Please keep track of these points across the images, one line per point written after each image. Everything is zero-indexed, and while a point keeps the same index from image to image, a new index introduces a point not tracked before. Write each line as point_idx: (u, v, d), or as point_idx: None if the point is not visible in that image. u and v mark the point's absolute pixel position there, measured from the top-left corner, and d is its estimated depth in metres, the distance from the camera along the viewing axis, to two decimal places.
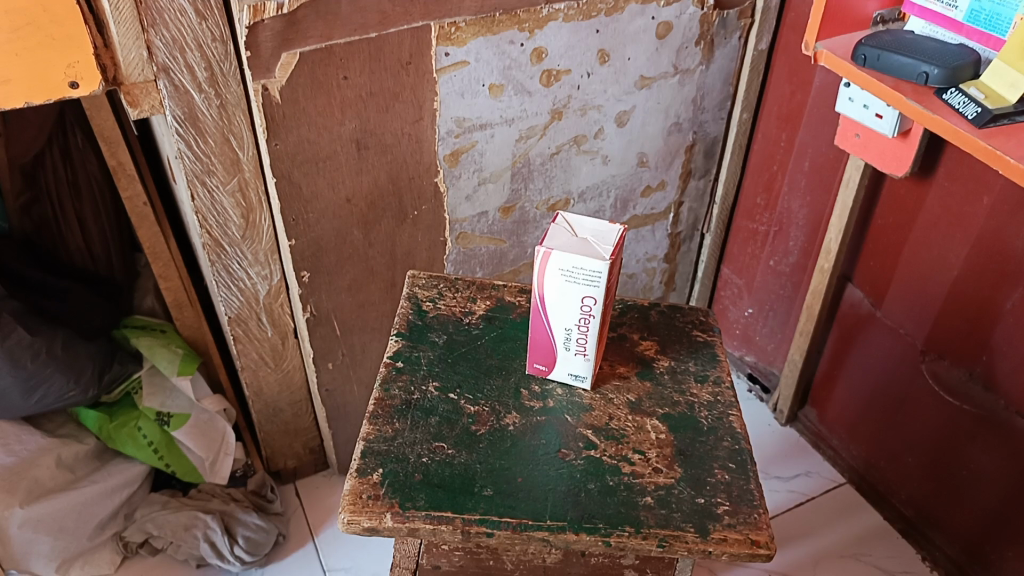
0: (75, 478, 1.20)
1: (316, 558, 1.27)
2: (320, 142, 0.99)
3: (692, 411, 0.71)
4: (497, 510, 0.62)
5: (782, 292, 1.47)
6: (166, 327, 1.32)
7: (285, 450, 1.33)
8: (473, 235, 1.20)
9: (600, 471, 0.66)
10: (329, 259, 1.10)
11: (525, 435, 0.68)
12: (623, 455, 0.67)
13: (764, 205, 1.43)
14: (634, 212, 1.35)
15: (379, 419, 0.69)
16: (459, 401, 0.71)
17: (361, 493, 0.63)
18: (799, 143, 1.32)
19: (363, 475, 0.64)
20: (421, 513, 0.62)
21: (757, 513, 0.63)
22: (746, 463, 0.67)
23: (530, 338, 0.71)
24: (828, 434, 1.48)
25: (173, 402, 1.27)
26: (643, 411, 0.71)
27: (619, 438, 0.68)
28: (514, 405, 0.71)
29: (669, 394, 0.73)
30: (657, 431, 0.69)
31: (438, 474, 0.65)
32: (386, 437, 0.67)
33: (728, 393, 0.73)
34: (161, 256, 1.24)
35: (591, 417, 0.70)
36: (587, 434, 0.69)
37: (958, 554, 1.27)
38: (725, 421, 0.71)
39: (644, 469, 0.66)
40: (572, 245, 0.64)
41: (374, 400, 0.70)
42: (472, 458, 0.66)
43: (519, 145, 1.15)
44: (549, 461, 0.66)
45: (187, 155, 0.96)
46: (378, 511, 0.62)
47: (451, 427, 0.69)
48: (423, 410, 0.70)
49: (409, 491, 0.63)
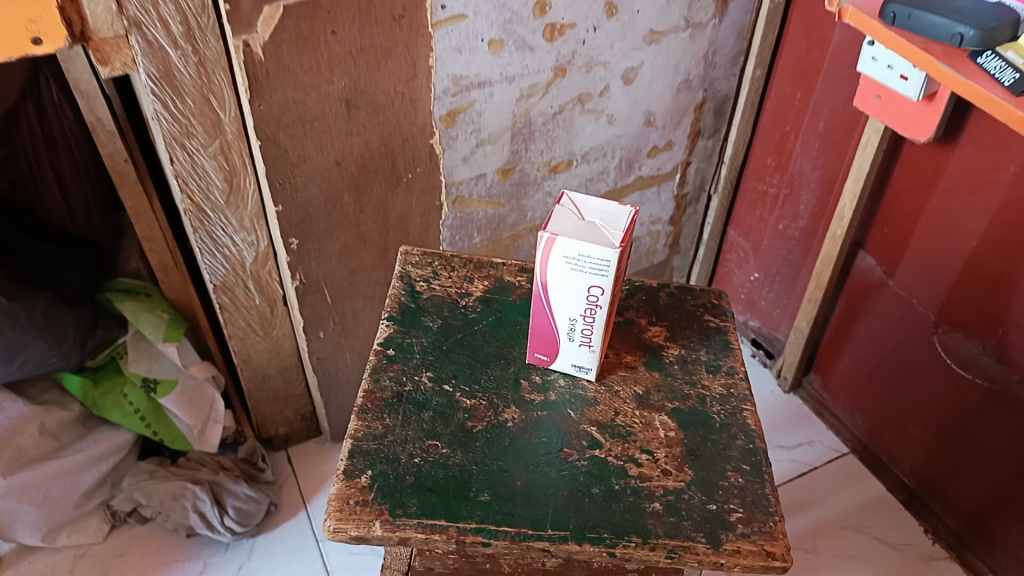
0: (60, 446, 1.16)
1: (308, 526, 1.24)
2: (307, 102, 0.92)
3: (704, 406, 0.67)
4: (494, 518, 0.58)
5: (790, 257, 1.42)
6: (151, 291, 1.25)
7: (276, 417, 1.30)
8: (470, 199, 1.15)
9: (604, 473, 0.62)
10: (318, 225, 1.04)
11: (525, 432, 0.64)
12: (629, 456, 0.63)
13: (774, 166, 1.37)
14: (639, 173, 1.30)
15: (369, 414, 0.64)
16: (454, 393, 0.67)
17: (348, 499, 0.59)
18: (814, 102, 1.25)
19: (350, 478, 0.60)
20: (413, 520, 0.58)
21: (771, 520, 0.60)
22: (761, 464, 0.63)
23: (531, 327, 0.67)
24: (832, 402, 1.44)
25: (159, 367, 1.22)
26: (651, 406, 0.67)
27: (625, 436, 0.64)
28: (513, 399, 0.66)
29: (678, 386, 0.68)
30: (666, 428, 0.65)
31: (431, 477, 0.60)
32: (375, 434, 0.63)
33: (742, 385, 0.69)
34: (144, 217, 1.17)
35: (596, 412, 0.66)
36: (590, 431, 0.65)
37: (960, 526, 1.24)
38: (739, 417, 0.67)
39: (652, 471, 0.62)
40: (578, 230, 0.59)
41: (363, 392, 0.66)
42: (468, 459, 0.62)
43: (519, 104, 1.09)
44: (550, 462, 0.62)
45: (164, 116, 0.89)
46: (366, 519, 0.58)
47: (445, 423, 0.64)
48: (415, 404, 0.66)
49: (400, 496, 0.59)
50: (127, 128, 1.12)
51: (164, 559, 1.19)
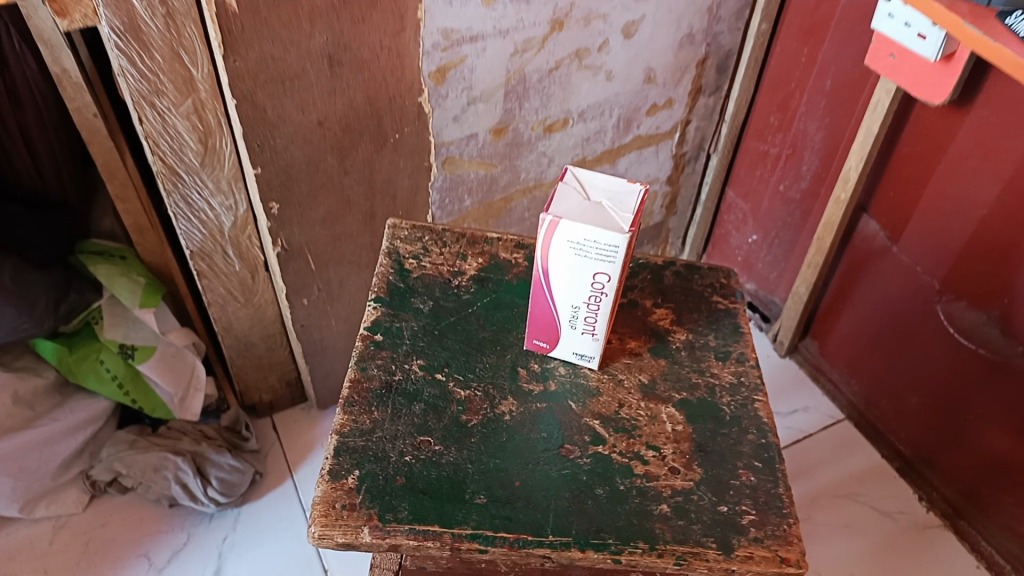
0: (34, 416, 1.11)
1: (294, 496, 1.21)
2: (286, 58, 0.85)
3: (714, 397, 0.65)
4: (491, 523, 0.55)
5: (790, 220, 1.37)
6: (126, 254, 1.18)
7: (260, 384, 1.26)
8: (460, 159, 1.10)
9: (609, 472, 0.59)
10: (300, 188, 0.98)
11: (523, 427, 0.61)
12: (634, 452, 0.61)
13: (776, 125, 1.31)
14: (637, 132, 1.25)
15: (354, 407, 0.61)
16: (447, 384, 0.64)
17: (334, 503, 0.55)
18: (822, 59, 1.19)
19: (336, 479, 0.57)
20: (405, 527, 0.54)
21: (786, 523, 0.57)
22: (773, 461, 0.61)
23: (531, 314, 0.64)
24: (828, 367, 1.42)
25: (137, 333, 1.16)
26: (657, 397, 0.64)
27: (630, 432, 0.62)
28: (510, 389, 0.64)
29: (687, 375, 0.66)
30: (673, 421, 0.63)
31: (423, 478, 0.57)
32: (362, 430, 0.60)
33: (753, 374, 0.67)
34: (116, 174, 1.07)
35: (598, 404, 0.64)
36: (593, 425, 0.62)
37: (955, 495, 1.23)
38: (750, 409, 0.64)
39: (659, 470, 0.59)
40: (582, 212, 0.55)
41: (349, 382, 0.63)
42: (462, 456, 0.59)
43: (513, 60, 1.03)
44: (550, 460, 0.60)
45: (131, 73, 0.83)
46: (354, 525, 0.54)
47: (437, 417, 0.61)
48: (405, 395, 0.63)
49: (391, 499, 0.56)
50: (97, 81, 1.01)
51: (147, 529, 1.16)
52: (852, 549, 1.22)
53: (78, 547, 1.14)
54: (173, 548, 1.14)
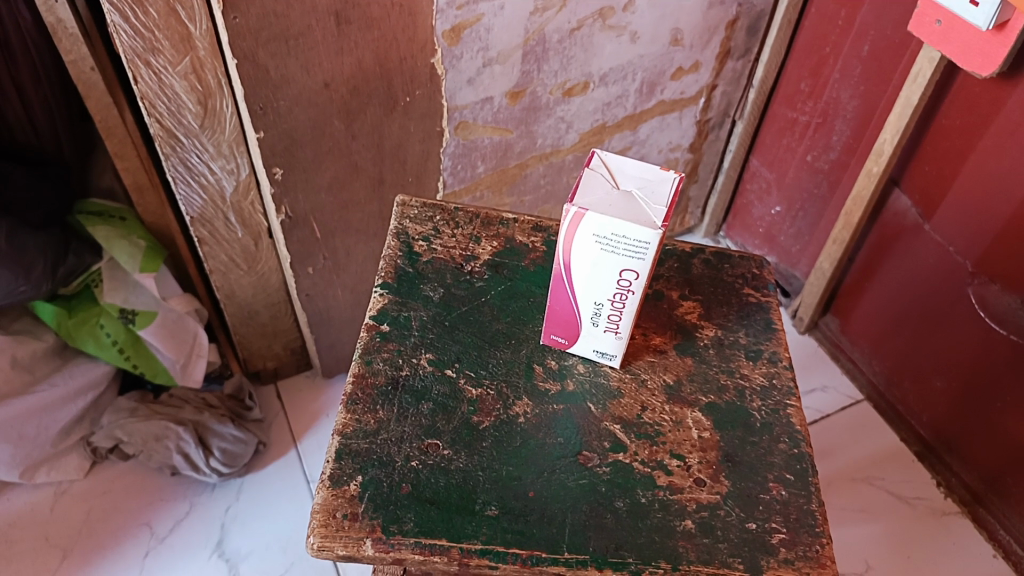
0: (33, 380, 1.08)
1: (299, 467, 1.19)
2: (290, 14, 0.79)
3: (744, 402, 0.65)
4: (502, 538, 0.56)
5: (816, 192, 1.30)
6: (125, 215, 1.11)
7: (263, 351, 1.22)
8: (474, 124, 1.04)
9: (628, 483, 0.60)
10: (305, 154, 0.93)
11: (538, 431, 0.62)
12: (656, 461, 0.61)
13: (808, 92, 1.24)
14: (661, 97, 1.19)
15: (359, 406, 0.62)
16: (457, 382, 0.65)
17: (335, 512, 0.56)
18: (861, 23, 1.11)
19: (338, 486, 0.57)
20: (409, 539, 0.55)
21: (819, 543, 0.57)
22: (806, 473, 0.61)
23: (551, 310, 0.65)
24: (849, 346, 1.37)
25: (137, 298, 1.11)
26: (683, 400, 0.65)
27: (652, 438, 0.63)
28: (525, 389, 0.65)
29: (715, 376, 0.67)
30: (699, 427, 0.63)
31: (431, 487, 0.58)
32: (366, 431, 0.61)
33: (785, 376, 0.67)
34: (115, 132, 0.99)
35: (619, 407, 0.64)
36: (613, 431, 0.63)
37: (976, 482, 1.19)
38: (782, 415, 0.65)
39: (683, 482, 0.60)
40: (608, 203, 0.55)
41: (354, 377, 0.64)
42: (473, 462, 0.60)
43: (533, 19, 0.96)
44: (566, 468, 0.60)
45: (124, 29, 0.78)
46: (355, 537, 0.55)
47: (447, 419, 0.62)
48: (414, 394, 0.63)
49: (395, 510, 0.56)
50: (95, 32, 0.94)
51: (149, 498, 1.14)
52: (867, 534, 1.20)
53: (80, 515, 1.12)
54: (176, 518, 1.13)
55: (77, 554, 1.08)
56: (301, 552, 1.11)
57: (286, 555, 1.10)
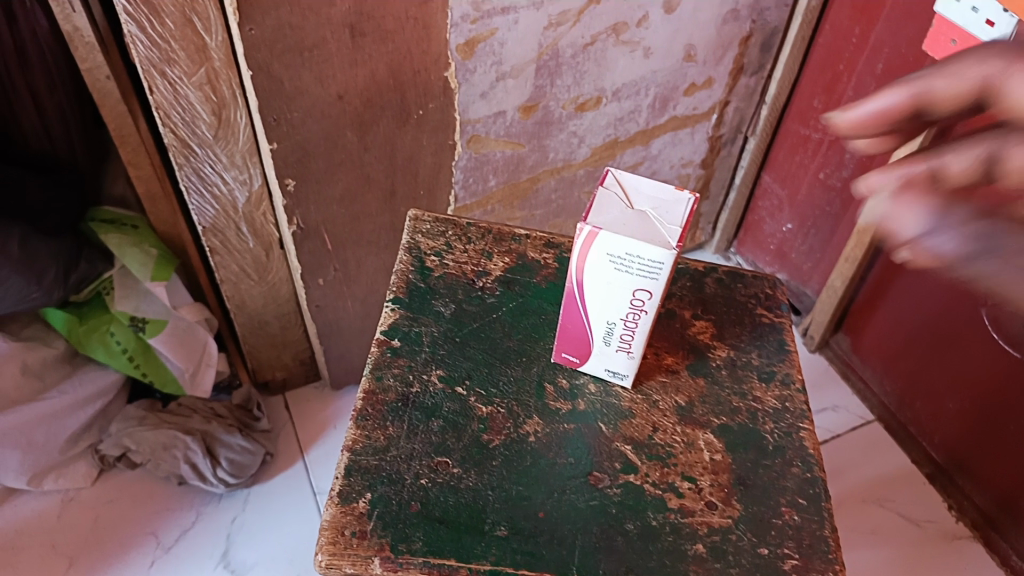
0: (42, 387, 1.08)
1: (305, 479, 1.19)
2: (305, 26, 0.79)
3: (757, 424, 0.65)
4: (511, 559, 0.55)
5: (829, 209, 1.29)
6: (137, 222, 1.12)
7: (273, 361, 1.23)
8: (486, 138, 1.04)
9: (640, 504, 0.59)
10: (318, 165, 0.93)
11: (549, 450, 0.62)
12: (668, 483, 0.61)
13: (821, 109, 1.24)
14: (674, 112, 1.19)
15: (369, 421, 0.62)
16: (467, 399, 0.64)
17: (343, 530, 0.56)
18: (875, 40, 1.11)
19: (347, 503, 0.57)
20: (418, 559, 0.55)
21: (832, 570, 0.57)
22: (819, 498, 0.61)
23: (563, 328, 0.64)
24: (860, 365, 1.36)
25: (148, 306, 1.11)
26: (695, 421, 0.65)
27: (663, 460, 0.62)
28: (536, 408, 0.64)
29: (728, 398, 0.66)
30: (711, 449, 0.63)
31: (440, 507, 0.57)
32: (376, 448, 0.60)
33: (798, 398, 0.67)
34: (128, 141, 1.00)
35: (631, 428, 0.64)
36: (624, 451, 0.62)
37: (988, 505, 1.18)
38: (795, 438, 0.64)
39: (695, 505, 0.59)
40: (621, 222, 0.55)
41: (364, 393, 0.64)
42: (483, 481, 0.59)
43: (547, 33, 0.96)
44: (577, 489, 0.60)
45: (140, 40, 0.78)
46: (363, 556, 0.55)
47: (457, 436, 0.62)
48: (424, 410, 0.63)
49: (404, 528, 0.56)
50: (111, 41, 0.94)
51: (157, 507, 1.14)
52: (878, 557, 1.18)
53: (86, 523, 1.12)
54: (183, 527, 1.13)
55: (83, 562, 1.08)
56: (307, 564, 1.10)
57: (292, 567, 1.10)
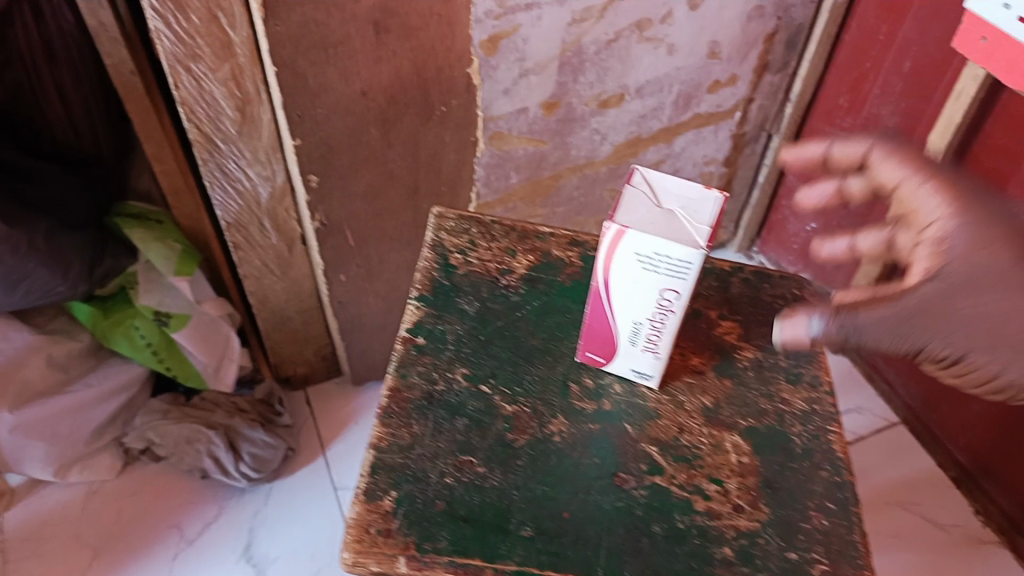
0: (67, 379, 1.09)
1: (326, 474, 1.19)
2: (329, 23, 0.79)
3: (784, 426, 0.64)
4: (537, 560, 0.55)
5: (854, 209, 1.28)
6: (162, 218, 1.12)
7: (295, 357, 1.23)
8: (509, 135, 1.04)
9: (666, 506, 0.59)
10: (341, 162, 0.93)
11: (573, 450, 0.61)
12: (694, 485, 0.60)
13: (847, 107, 1.22)
14: (698, 110, 1.18)
15: (394, 419, 0.62)
16: (492, 398, 0.64)
17: (369, 528, 0.56)
18: (903, 37, 1.10)
19: (372, 500, 0.57)
20: (444, 557, 0.55)
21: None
22: (847, 502, 0.60)
23: (588, 328, 0.64)
24: (884, 366, 1.34)
25: (172, 300, 1.12)
26: (721, 423, 0.64)
27: (689, 461, 0.62)
28: (561, 407, 0.64)
29: (755, 400, 0.66)
30: (738, 451, 0.62)
31: (465, 505, 0.57)
32: (401, 446, 0.60)
33: (826, 401, 0.66)
34: (153, 135, 1.00)
35: (656, 428, 0.63)
36: (650, 452, 0.62)
37: (1015, 509, 1.16)
38: (823, 441, 0.63)
39: (722, 508, 0.59)
40: (649, 221, 0.54)
41: (389, 391, 0.64)
42: (508, 480, 0.59)
43: (570, 30, 0.96)
44: (602, 489, 0.59)
45: (166, 36, 0.79)
46: (389, 553, 0.55)
47: (482, 435, 0.62)
48: (448, 408, 0.63)
49: (429, 526, 0.56)
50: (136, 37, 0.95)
51: (179, 500, 1.15)
52: (902, 561, 1.17)
53: (110, 515, 1.13)
54: (205, 520, 1.14)
55: (107, 554, 1.10)
56: (328, 559, 1.11)
57: (313, 561, 1.10)
